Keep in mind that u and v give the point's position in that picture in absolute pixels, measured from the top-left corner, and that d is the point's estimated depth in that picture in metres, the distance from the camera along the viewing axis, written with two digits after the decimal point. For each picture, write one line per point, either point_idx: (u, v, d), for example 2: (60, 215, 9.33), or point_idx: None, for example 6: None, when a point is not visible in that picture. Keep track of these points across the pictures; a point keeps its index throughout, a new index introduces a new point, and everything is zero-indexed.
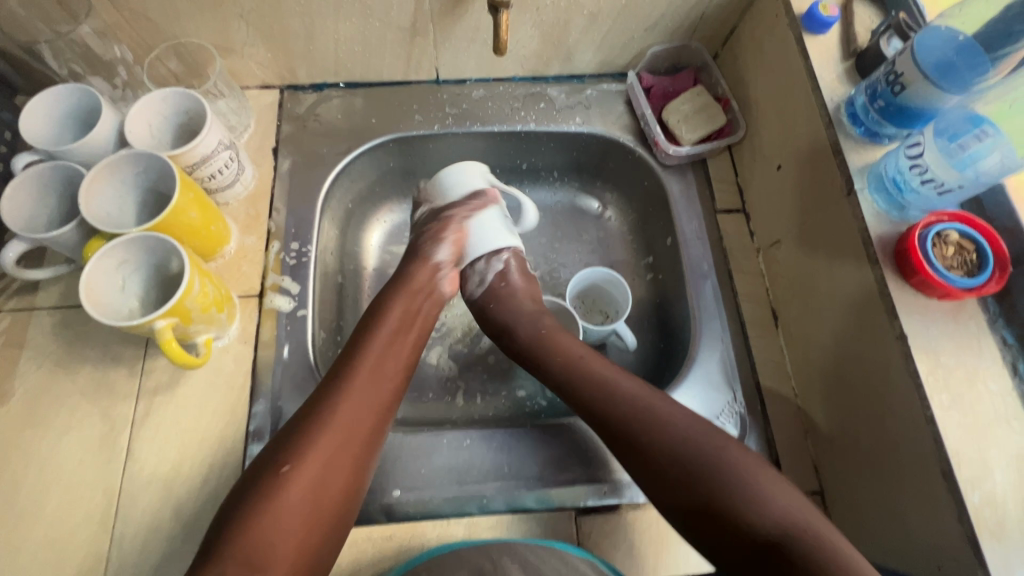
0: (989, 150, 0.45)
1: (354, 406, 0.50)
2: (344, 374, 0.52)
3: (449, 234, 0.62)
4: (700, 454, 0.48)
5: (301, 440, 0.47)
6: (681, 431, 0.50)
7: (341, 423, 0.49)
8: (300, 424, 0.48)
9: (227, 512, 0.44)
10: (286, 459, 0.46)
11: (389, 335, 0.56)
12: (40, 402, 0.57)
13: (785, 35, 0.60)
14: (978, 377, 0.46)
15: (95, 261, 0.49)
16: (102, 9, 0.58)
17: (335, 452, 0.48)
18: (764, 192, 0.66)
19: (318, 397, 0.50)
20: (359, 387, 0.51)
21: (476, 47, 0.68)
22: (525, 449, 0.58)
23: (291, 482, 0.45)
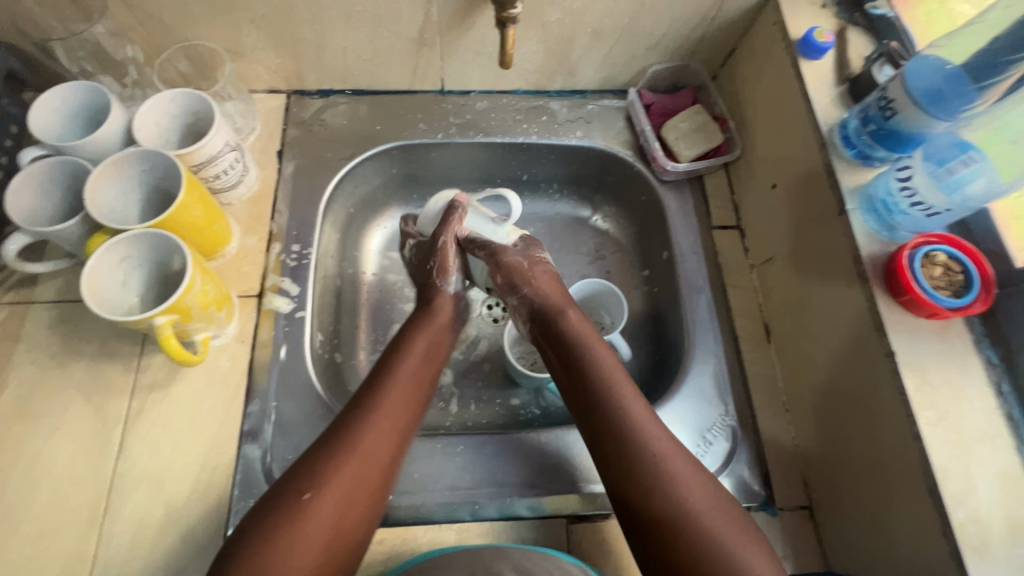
0: (975, 176, 0.46)
1: (380, 431, 0.51)
2: (368, 399, 0.53)
3: (455, 263, 0.63)
4: (695, 511, 0.47)
5: (323, 464, 0.48)
6: (679, 478, 0.48)
7: (366, 451, 0.49)
8: (324, 450, 0.49)
9: (244, 532, 0.44)
10: (307, 487, 0.46)
11: (416, 356, 0.57)
12: (34, 395, 0.57)
13: (782, 59, 0.62)
14: (963, 395, 0.47)
15: (98, 257, 0.50)
16: (116, 10, 0.59)
17: (356, 480, 0.48)
18: (759, 210, 0.67)
19: (346, 419, 0.51)
20: (385, 413, 0.52)
21: (481, 59, 0.70)
22: (519, 458, 0.58)
23: (310, 510, 0.45)
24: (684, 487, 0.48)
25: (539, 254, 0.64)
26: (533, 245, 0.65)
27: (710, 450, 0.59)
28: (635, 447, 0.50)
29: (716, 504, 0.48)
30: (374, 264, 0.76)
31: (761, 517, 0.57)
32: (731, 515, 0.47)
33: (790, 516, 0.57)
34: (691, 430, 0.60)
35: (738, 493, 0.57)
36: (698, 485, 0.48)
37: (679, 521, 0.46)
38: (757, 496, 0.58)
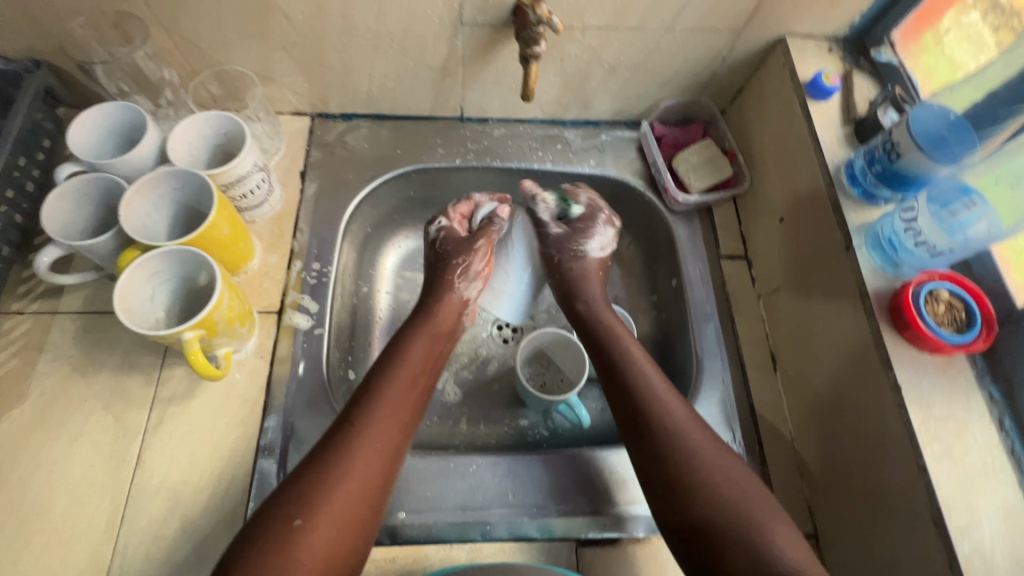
0: (978, 218, 0.49)
1: (374, 446, 0.51)
2: (360, 416, 0.53)
3: (479, 272, 0.70)
4: (712, 476, 0.50)
5: (311, 492, 0.47)
6: (700, 452, 0.52)
7: (360, 470, 0.49)
8: (312, 475, 0.48)
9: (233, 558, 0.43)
10: (298, 513, 0.45)
11: (410, 368, 0.58)
12: (55, 405, 0.57)
13: (790, 99, 0.65)
14: (967, 430, 0.48)
15: (130, 271, 0.51)
16: (155, 36, 0.61)
17: (348, 501, 0.47)
18: (766, 241, 0.69)
19: (332, 442, 0.51)
20: (378, 431, 0.52)
21: (501, 89, 0.73)
22: (530, 478, 0.59)
23: (303, 538, 0.44)
24: (697, 452, 0.52)
25: (582, 241, 0.71)
26: (588, 222, 0.72)
27: None
28: (652, 419, 0.54)
29: (735, 472, 0.51)
30: (383, 277, 0.78)
31: None
32: (739, 479, 0.50)
33: None
34: None
35: None
36: (714, 453, 0.52)
37: (697, 496, 0.49)
38: None
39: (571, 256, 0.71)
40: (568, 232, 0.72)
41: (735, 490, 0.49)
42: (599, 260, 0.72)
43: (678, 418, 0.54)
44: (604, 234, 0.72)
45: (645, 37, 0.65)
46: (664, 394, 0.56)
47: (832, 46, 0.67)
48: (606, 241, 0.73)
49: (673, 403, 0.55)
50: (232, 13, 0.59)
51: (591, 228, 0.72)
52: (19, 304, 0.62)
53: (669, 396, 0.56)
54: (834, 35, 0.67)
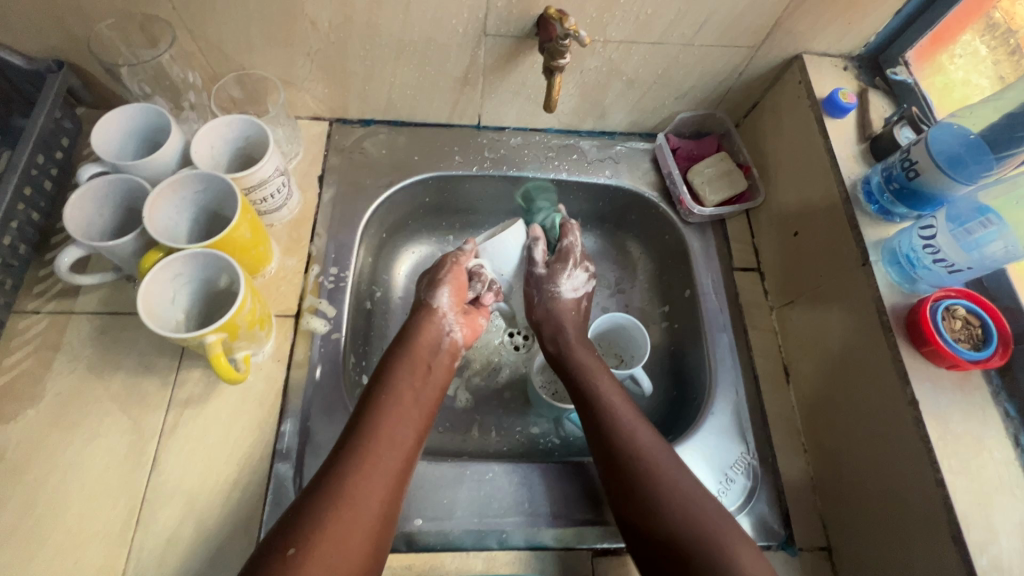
0: (995, 237, 0.49)
1: (369, 471, 0.51)
2: (354, 444, 0.53)
3: (447, 279, 0.68)
4: (680, 504, 0.52)
5: (311, 519, 0.47)
6: (665, 478, 0.54)
7: (355, 497, 0.49)
8: (311, 503, 0.48)
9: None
10: (292, 543, 0.45)
11: (403, 396, 0.59)
12: (71, 406, 0.57)
13: (806, 115, 0.66)
14: (984, 446, 0.49)
15: (153, 274, 0.51)
16: (180, 39, 0.62)
17: (345, 528, 0.47)
18: (779, 254, 0.70)
19: (331, 470, 0.51)
20: (373, 458, 0.52)
21: (519, 99, 0.73)
22: (540, 488, 0.59)
23: (298, 569, 0.44)
24: (665, 480, 0.53)
25: (560, 284, 0.72)
26: (566, 260, 0.72)
27: (732, 487, 0.60)
28: (625, 445, 0.56)
29: (703, 506, 0.52)
30: (406, 283, 0.79)
31: (780, 557, 0.58)
32: (707, 510, 0.51)
33: (809, 557, 0.58)
34: (713, 466, 0.61)
35: (757, 532, 0.59)
36: (685, 486, 0.53)
37: (664, 511, 0.51)
38: (777, 536, 0.59)
39: (551, 295, 0.71)
40: (546, 272, 0.72)
41: (705, 511, 0.51)
42: (573, 303, 0.72)
43: (644, 445, 0.56)
44: (577, 276, 0.73)
45: (664, 52, 0.66)
46: (633, 420, 0.58)
47: (847, 65, 0.68)
48: (580, 282, 0.73)
49: (644, 434, 0.57)
50: (259, 19, 0.60)
51: (570, 268, 0.72)
52: (36, 303, 0.61)
53: (635, 424, 0.58)
54: (849, 54, 0.68)
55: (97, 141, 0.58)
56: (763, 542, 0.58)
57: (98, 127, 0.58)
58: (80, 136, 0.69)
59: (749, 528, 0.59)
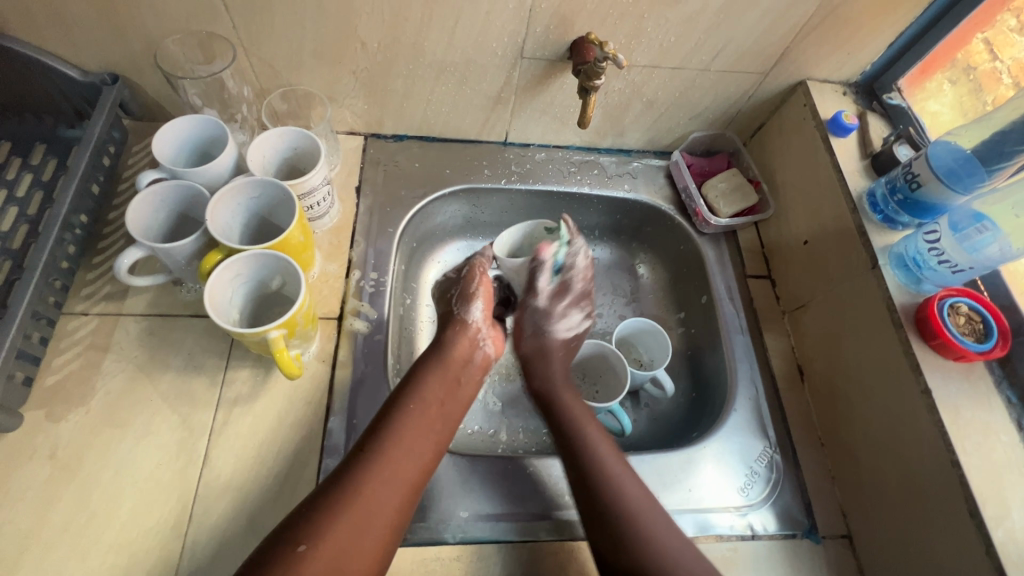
0: (991, 241, 0.55)
1: (381, 480, 0.52)
2: (371, 451, 0.53)
3: (477, 292, 0.69)
4: (653, 542, 0.54)
5: (324, 516, 0.48)
6: (632, 500, 0.56)
7: (366, 502, 0.50)
8: (324, 503, 0.49)
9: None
10: (303, 538, 0.46)
11: (427, 403, 0.59)
12: (122, 404, 0.58)
13: (812, 135, 0.72)
14: (992, 429, 0.54)
15: (217, 274, 0.54)
16: (236, 56, 0.65)
17: (355, 534, 0.48)
18: (789, 261, 0.75)
19: (349, 469, 0.52)
20: (388, 466, 0.53)
21: (546, 117, 0.78)
22: (533, 486, 0.61)
23: (307, 566, 0.45)
24: (638, 517, 0.55)
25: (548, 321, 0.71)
26: (566, 292, 0.71)
27: (757, 479, 0.64)
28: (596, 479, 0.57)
29: (676, 545, 0.54)
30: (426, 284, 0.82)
31: (805, 545, 0.61)
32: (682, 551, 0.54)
33: (832, 544, 0.61)
34: (738, 460, 0.65)
35: (783, 521, 0.62)
36: (661, 526, 0.55)
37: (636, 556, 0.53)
38: (801, 525, 0.62)
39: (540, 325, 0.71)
40: (544, 305, 0.71)
41: (681, 556, 0.53)
42: (564, 341, 0.72)
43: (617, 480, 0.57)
44: (571, 315, 0.72)
45: (683, 76, 0.72)
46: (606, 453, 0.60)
47: (846, 90, 0.76)
48: (578, 323, 0.73)
49: (616, 467, 0.58)
50: (313, 39, 0.64)
51: (567, 303, 0.72)
52: (84, 304, 0.63)
53: (614, 459, 0.59)
54: (847, 80, 0.76)
55: (160, 152, 0.61)
56: (788, 531, 0.61)
57: (162, 130, 0.61)
58: (126, 146, 0.72)
59: (775, 517, 0.62)
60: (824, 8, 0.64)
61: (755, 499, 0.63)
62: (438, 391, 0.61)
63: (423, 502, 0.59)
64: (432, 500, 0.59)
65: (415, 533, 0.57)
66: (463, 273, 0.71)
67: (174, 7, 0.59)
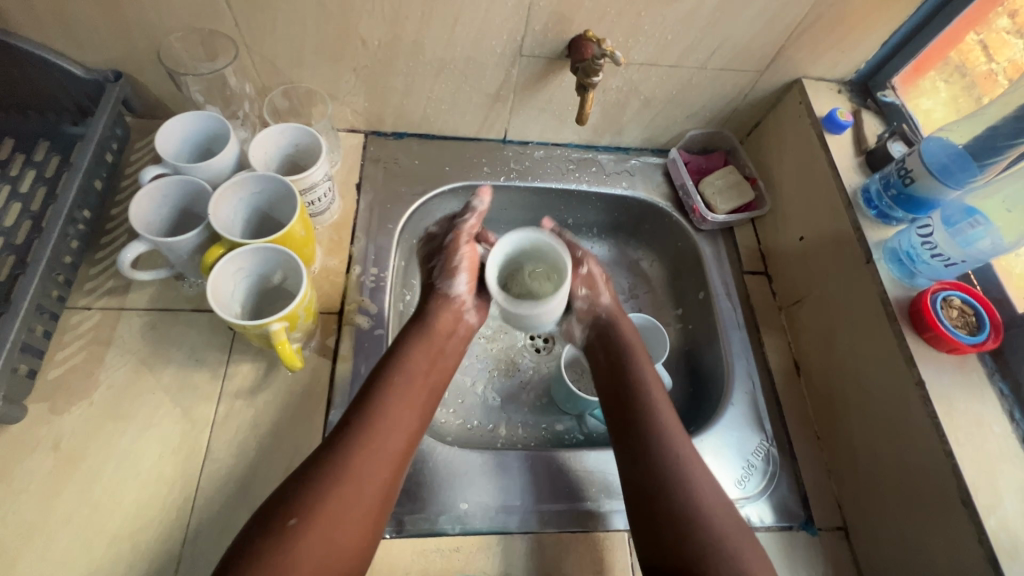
0: (983, 234, 0.56)
1: (367, 452, 0.52)
2: (356, 424, 0.53)
3: (461, 265, 0.69)
4: (704, 512, 0.52)
5: (312, 492, 0.48)
6: (693, 473, 0.55)
7: (355, 475, 0.50)
8: (312, 478, 0.49)
9: (226, 559, 0.45)
10: (291, 514, 0.46)
11: (412, 375, 0.59)
12: (124, 397, 0.59)
13: (807, 132, 0.73)
14: (984, 420, 0.54)
15: (219, 268, 0.55)
16: (238, 54, 0.66)
17: (347, 503, 0.49)
18: (786, 257, 0.76)
19: (334, 442, 0.52)
20: (374, 439, 0.53)
21: (545, 115, 0.79)
22: (549, 476, 0.62)
23: (298, 541, 0.45)
24: (697, 490, 0.54)
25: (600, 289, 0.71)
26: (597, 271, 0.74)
27: (755, 472, 0.64)
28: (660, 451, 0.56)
29: (727, 521, 0.53)
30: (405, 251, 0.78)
31: (802, 536, 0.62)
32: (734, 526, 0.52)
33: (829, 536, 0.62)
34: (736, 453, 0.65)
35: (779, 514, 0.63)
36: (718, 501, 0.54)
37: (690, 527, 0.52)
38: (797, 517, 0.63)
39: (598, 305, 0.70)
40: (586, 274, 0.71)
41: (727, 530, 0.52)
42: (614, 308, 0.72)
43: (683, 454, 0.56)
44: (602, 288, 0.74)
45: (679, 74, 0.73)
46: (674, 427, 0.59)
47: (841, 88, 0.76)
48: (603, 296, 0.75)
49: (681, 440, 0.58)
50: (314, 37, 0.65)
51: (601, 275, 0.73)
52: (87, 299, 0.63)
53: (682, 437, 0.58)
54: (842, 79, 0.77)
55: (162, 147, 0.61)
56: (785, 523, 0.62)
57: (164, 126, 0.61)
58: (128, 143, 0.73)
59: (772, 509, 0.63)
60: (818, 6, 0.65)
61: (753, 491, 0.63)
62: (421, 361, 0.61)
63: (423, 494, 0.59)
64: (433, 491, 0.59)
65: (415, 525, 0.57)
66: (446, 243, 0.70)
67: (177, 4, 0.60)
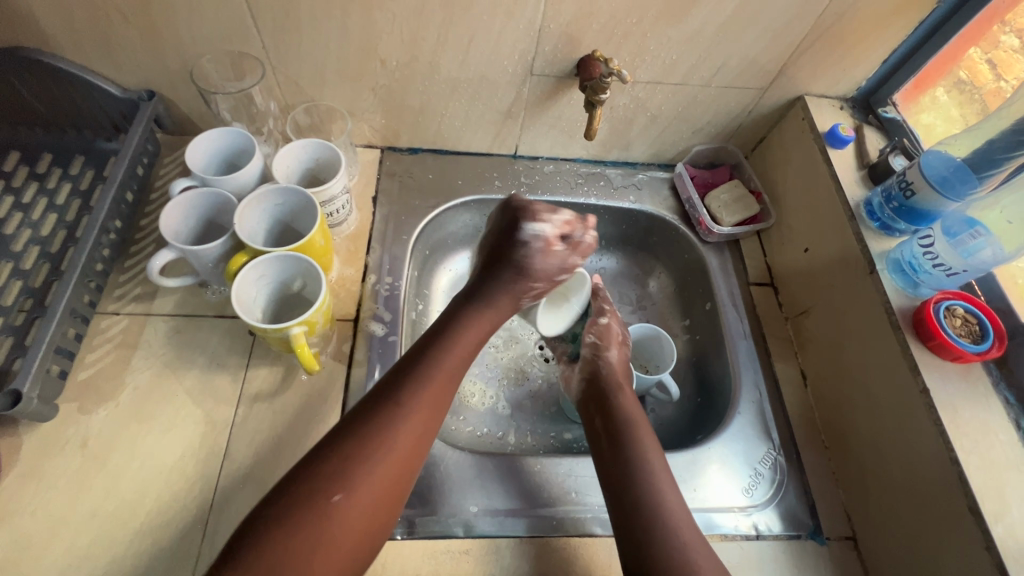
0: (984, 245, 0.57)
1: (411, 431, 0.52)
2: (404, 399, 0.53)
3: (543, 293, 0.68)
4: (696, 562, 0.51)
5: (355, 467, 0.49)
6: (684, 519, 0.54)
7: (396, 454, 0.51)
8: (357, 450, 0.49)
9: (261, 520, 0.45)
10: (337, 487, 0.47)
11: (460, 351, 0.60)
12: (149, 399, 0.61)
13: (811, 147, 0.75)
14: (990, 428, 0.55)
15: (243, 275, 0.57)
16: (264, 74, 0.70)
17: (382, 481, 0.49)
18: (791, 268, 0.77)
19: (376, 413, 0.52)
20: (421, 417, 0.53)
21: (555, 131, 0.82)
22: (551, 482, 0.63)
23: (337, 515, 0.46)
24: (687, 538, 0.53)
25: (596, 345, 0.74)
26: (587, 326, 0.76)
27: (761, 481, 0.65)
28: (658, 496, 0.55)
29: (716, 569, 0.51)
30: (466, 239, 0.88)
31: (810, 546, 0.62)
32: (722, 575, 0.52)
33: (837, 546, 0.62)
34: (743, 462, 0.66)
35: (787, 523, 0.63)
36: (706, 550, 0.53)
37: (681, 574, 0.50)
38: (805, 526, 0.63)
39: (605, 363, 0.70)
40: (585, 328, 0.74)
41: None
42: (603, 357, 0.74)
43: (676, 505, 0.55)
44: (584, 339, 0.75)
45: (685, 91, 0.76)
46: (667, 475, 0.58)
47: (843, 105, 0.78)
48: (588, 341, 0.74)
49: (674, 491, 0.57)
50: (336, 57, 0.69)
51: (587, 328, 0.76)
52: (115, 305, 0.66)
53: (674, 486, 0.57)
54: (844, 95, 0.79)
55: (190, 161, 0.65)
56: (793, 533, 0.62)
57: (194, 141, 0.65)
58: (158, 157, 0.76)
59: (779, 518, 0.63)
60: (819, 26, 0.67)
61: (761, 500, 0.64)
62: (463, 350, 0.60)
63: (434, 496, 0.60)
64: (444, 494, 0.61)
65: (425, 526, 0.58)
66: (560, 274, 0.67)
67: (210, 27, 0.64)
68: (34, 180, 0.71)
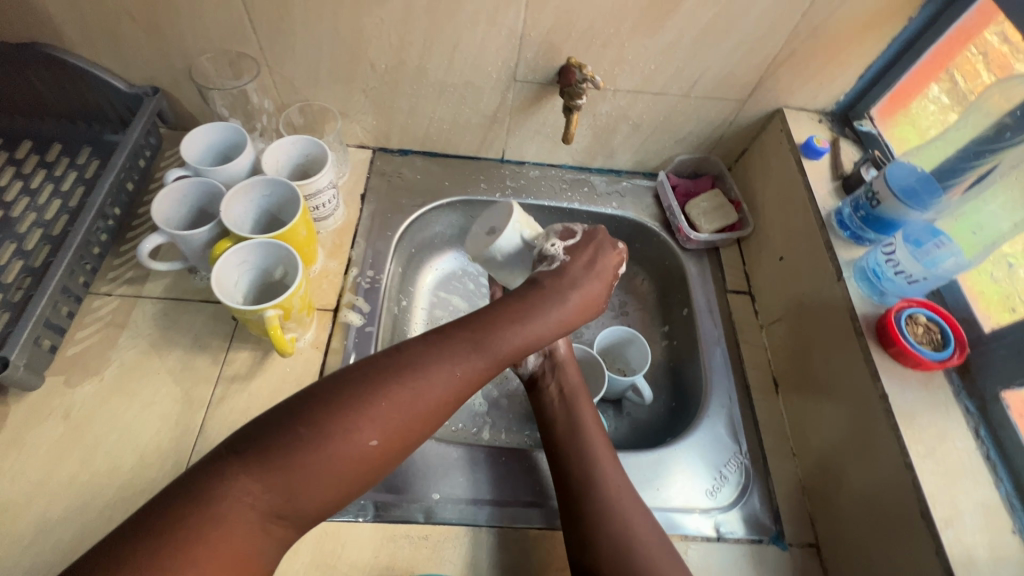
0: (946, 254, 0.61)
1: (459, 394, 0.50)
2: (471, 355, 0.51)
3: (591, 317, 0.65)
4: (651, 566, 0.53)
5: (399, 414, 0.46)
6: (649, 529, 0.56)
7: (435, 415, 0.49)
8: (405, 396, 0.47)
9: (294, 434, 0.43)
10: (378, 433, 0.45)
11: (539, 329, 0.55)
12: (132, 376, 0.64)
13: (787, 158, 0.77)
14: (947, 436, 0.55)
15: (224, 258, 0.60)
16: (260, 74, 0.74)
17: (413, 434, 0.48)
18: (767, 277, 0.78)
19: (434, 364, 0.49)
20: (476, 379, 0.51)
21: (539, 137, 0.84)
22: (519, 475, 0.64)
23: (364, 457, 0.45)
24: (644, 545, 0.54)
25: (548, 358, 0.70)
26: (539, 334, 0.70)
27: (726, 484, 0.65)
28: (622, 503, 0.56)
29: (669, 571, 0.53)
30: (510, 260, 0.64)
31: (772, 550, 0.62)
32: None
33: (798, 552, 0.62)
34: (708, 464, 0.66)
35: (750, 527, 0.63)
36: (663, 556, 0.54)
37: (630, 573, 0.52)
38: (768, 531, 0.63)
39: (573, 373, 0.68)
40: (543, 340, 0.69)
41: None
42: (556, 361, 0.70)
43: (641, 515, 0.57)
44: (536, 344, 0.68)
45: (664, 101, 0.78)
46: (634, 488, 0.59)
47: (821, 118, 0.80)
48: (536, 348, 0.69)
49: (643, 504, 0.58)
50: (328, 59, 0.72)
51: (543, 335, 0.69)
52: (108, 286, 0.70)
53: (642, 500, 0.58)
54: (823, 109, 0.80)
55: (185, 152, 0.68)
56: (755, 536, 0.62)
57: (189, 134, 0.69)
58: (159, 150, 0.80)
59: (742, 521, 0.63)
60: (792, 40, 0.69)
61: (724, 502, 0.64)
62: (528, 333, 0.54)
63: (400, 483, 0.62)
64: (409, 481, 0.62)
65: (387, 511, 0.60)
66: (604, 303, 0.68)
67: (209, 28, 0.68)
68: (43, 167, 0.75)
